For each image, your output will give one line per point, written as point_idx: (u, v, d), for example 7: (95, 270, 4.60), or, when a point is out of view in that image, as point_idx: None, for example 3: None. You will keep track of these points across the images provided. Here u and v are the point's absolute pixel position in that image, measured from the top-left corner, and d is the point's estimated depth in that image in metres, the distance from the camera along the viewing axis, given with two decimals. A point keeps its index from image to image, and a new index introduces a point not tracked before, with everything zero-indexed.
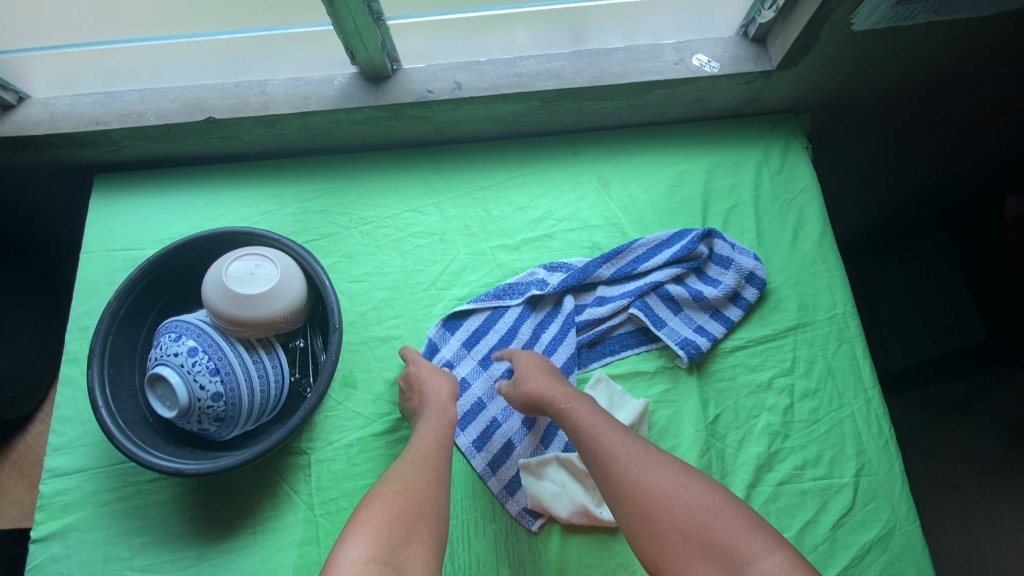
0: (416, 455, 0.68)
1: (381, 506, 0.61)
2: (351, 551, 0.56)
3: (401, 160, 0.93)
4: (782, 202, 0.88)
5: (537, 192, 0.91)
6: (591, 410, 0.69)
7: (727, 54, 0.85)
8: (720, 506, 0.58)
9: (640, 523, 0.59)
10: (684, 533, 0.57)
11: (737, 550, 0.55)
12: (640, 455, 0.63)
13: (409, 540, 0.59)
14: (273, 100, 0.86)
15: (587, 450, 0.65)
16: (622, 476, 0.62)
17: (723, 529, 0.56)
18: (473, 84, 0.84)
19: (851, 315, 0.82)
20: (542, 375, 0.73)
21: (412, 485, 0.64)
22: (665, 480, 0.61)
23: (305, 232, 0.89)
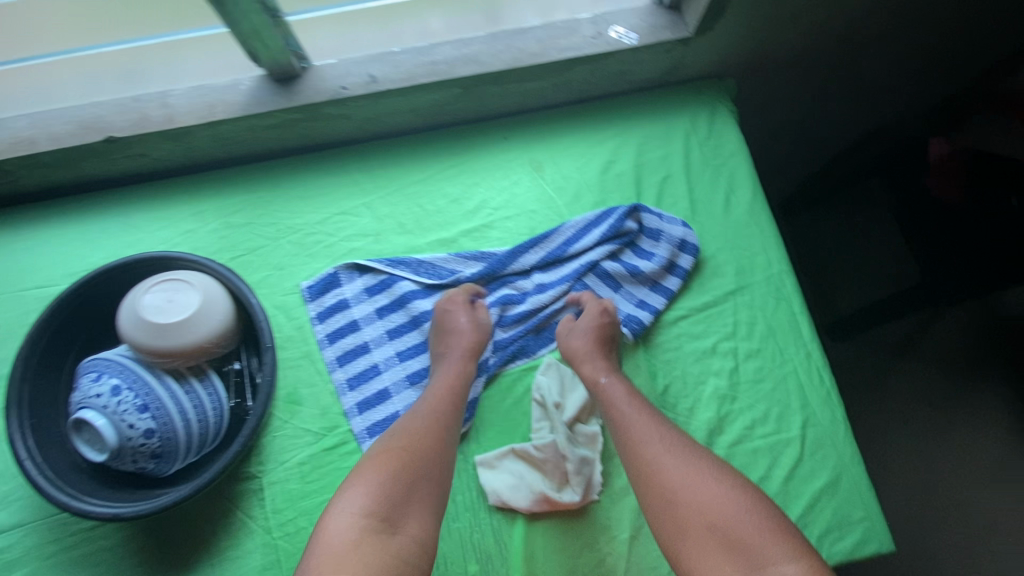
0: (426, 405, 0.70)
1: (388, 460, 0.62)
2: (353, 505, 0.58)
3: (326, 162, 0.89)
4: (712, 168, 0.89)
5: (469, 182, 0.89)
6: (625, 389, 0.72)
7: (644, 23, 0.83)
8: (750, 503, 0.58)
9: (666, 508, 0.60)
10: (710, 523, 0.57)
11: (761, 547, 0.55)
12: (672, 444, 0.64)
13: (412, 496, 0.60)
14: (177, 112, 0.80)
15: (620, 429, 0.68)
16: (651, 460, 0.63)
17: (752, 525, 0.56)
18: (389, 76, 0.81)
19: (787, 273, 0.84)
20: (585, 347, 0.76)
21: (420, 438, 0.65)
22: (695, 470, 0.61)
23: (233, 249, 0.85)
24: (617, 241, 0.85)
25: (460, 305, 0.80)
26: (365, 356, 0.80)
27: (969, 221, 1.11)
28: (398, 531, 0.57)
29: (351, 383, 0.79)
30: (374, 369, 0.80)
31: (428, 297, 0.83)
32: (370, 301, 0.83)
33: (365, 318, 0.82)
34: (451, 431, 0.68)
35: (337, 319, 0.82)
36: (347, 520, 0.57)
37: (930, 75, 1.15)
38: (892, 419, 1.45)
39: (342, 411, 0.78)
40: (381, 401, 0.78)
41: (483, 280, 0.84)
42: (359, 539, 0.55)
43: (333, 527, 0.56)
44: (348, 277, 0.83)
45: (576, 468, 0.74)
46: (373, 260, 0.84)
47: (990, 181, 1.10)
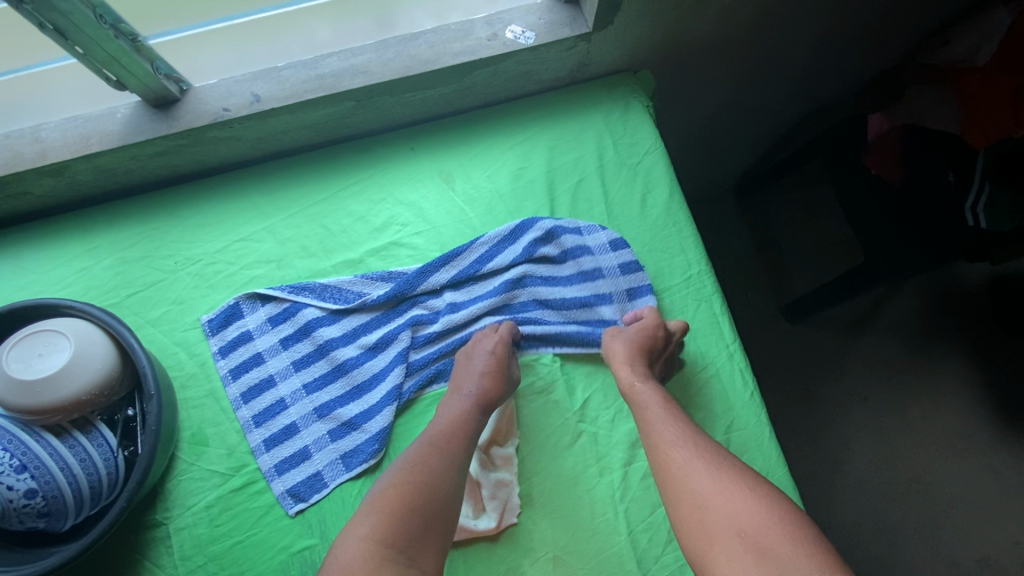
0: (442, 438, 0.68)
1: (402, 493, 0.62)
2: (368, 530, 0.60)
3: (224, 186, 0.85)
4: (627, 168, 0.85)
5: (375, 198, 0.85)
6: (660, 396, 0.70)
7: (541, 20, 0.79)
8: (781, 514, 0.56)
9: (694, 515, 0.59)
10: (740, 531, 0.56)
11: (793, 556, 0.52)
12: (703, 454, 0.62)
13: (426, 532, 0.61)
14: (50, 146, 0.75)
15: (652, 438, 0.66)
16: (680, 469, 0.62)
17: (783, 534, 0.54)
18: (273, 94, 0.76)
19: (706, 273, 0.82)
20: (626, 351, 0.73)
21: (438, 473, 0.65)
22: (726, 480, 0.59)
23: (129, 285, 0.81)
24: (537, 260, 0.81)
25: (501, 338, 0.76)
26: (271, 390, 0.77)
27: (917, 196, 1.07)
28: (412, 565, 0.59)
29: (257, 420, 0.76)
30: (281, 403, 0.77)
31: (335, 323, 0.80)
32: (275, 330, 0.80)
33: (269, 350, 0.79)
34: (464, 468, 0.67)
35: (240, 352, 0.79)
36: (359, 547, 0.59)
37: (861, 50, 1.11)
38: (853, 398, 1.42)
39: (249, 449, 0.75)
40: (290, 435, 0.76)
41: (392, 300, 0.80)
42: (374, 567, 0.57)
43: (347, 552, 0.59)
44: (251, 307, 0.80)
45: (491, 492, 0.71)
46: (274, 289, 0.80)
47: (923, 159, 1.08)
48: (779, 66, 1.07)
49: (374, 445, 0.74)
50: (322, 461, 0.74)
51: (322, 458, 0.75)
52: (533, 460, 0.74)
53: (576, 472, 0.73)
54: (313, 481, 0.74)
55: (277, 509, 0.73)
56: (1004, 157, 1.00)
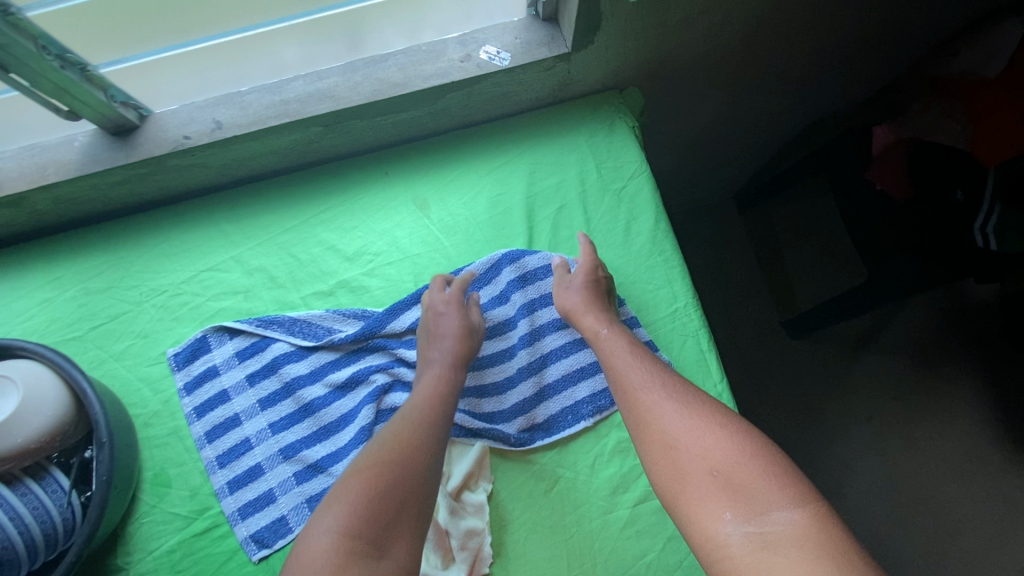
0: (415, 412, 0.65)
1: (370, 474, 0.58)
2: (332, 523, 0.55)
3: (192, 214, 0.82)
4: (611, 194, 0.81)
5: (348, 226, 0.81)
6: (626, 340, 0.68)
7: (517, 39, 0.75)
8: (753, 450, 0.55)
9: (666, 458, 0.57)
10: (712, 470, 0.54)
11: (766, 490, 0.51)
12: (674, 396, 0.61)
13: (400, 513, 0.57)
14: (6, 177, 0.72)
15: (620, 382, 0.64)
16: (651, 412, 0.60)
17: (756, 470, 0.53)
18: (235, 120, 0.73)
19: (694, 306, 0.77)
20: (581, 300, 0.71)
21: (410, 448, 0.61)
22: (698, 420, 0.58)
23: (93, 317, 0.78)
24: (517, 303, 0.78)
25: (450, 297, 0.73)
26: (235, 429, 0.74)
27: (923, 212, 1.01)
28: (384, 556, 0.54)
29: (221, 461, 0.73)
30: (245, 443, 0.74)
31: (302, 360, 0.76)
32: (241, 365, 0.76)
33: (234, 386, 0.76)
34: (441, 436, 0.64)
35: (206, 389, 0.76)
36: (328, 540, 0.54)
37: (863, 59, 1.05)
38: (857, 416, 1.35)
39: (212, 491, 0.72)
40: (255, 477, 0.72)
41: (364, 338, 0.76)
42: (342, 564, 0.52)
43: (313, 547, 0.54)
44: (218, 341, 0.77)
45: (460, 543, 0.67)
46: (241, 322, 0.77)
47: (931, 174, 1.02)
48: (776, 79, 1.01)
49: None
50: (288, 505, 0.71)
51: (288, 501, 0.72)
52: (506, 506, 0.70)
53: (552, 521, 0.69)
54: (277, 526, 0.70)
55: (240, 555, 0.70)
56: (1015, 177, 0.93)
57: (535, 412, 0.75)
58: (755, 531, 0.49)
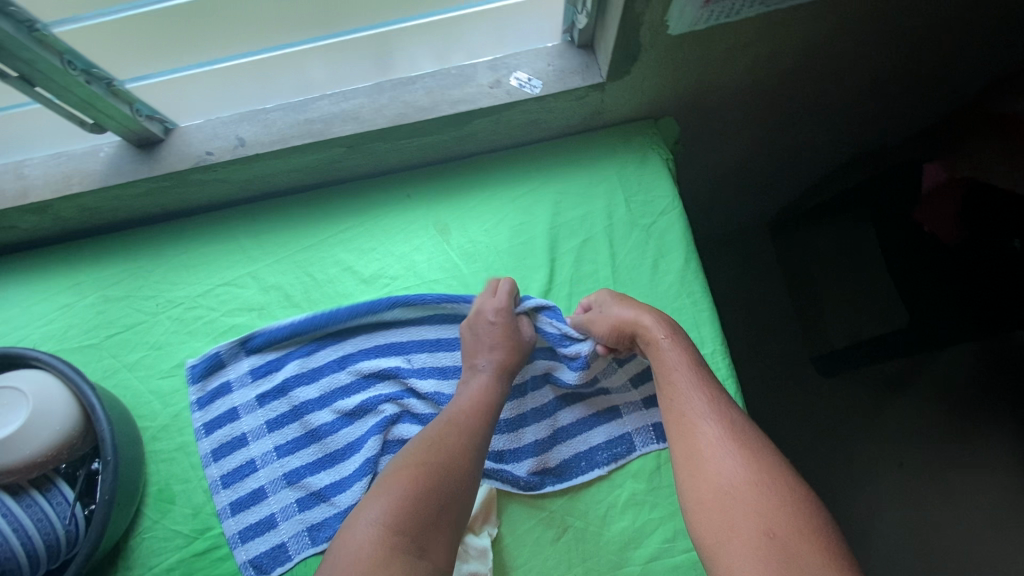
0: (460, 415, 0.64)
1: (417, 471, 0.58)
2: (376, 515, 0.55)
3: (211, 226, 0.82)
4: (639, 228, 0.77)
5: (366, 247, 0.80)
6: (684, 357, 0.64)
7: (550, 66, 0.72)
8: (814, 521, 0.51)
9: (717, 502, 0.54)
10: (765, 531, 0.51)
11: (822, 568, 0.47)
12: (736, 438, 0.57)
13: (441, 516, 0.56)
14: (32, 184, 0.73)
15: (678, 408, 0.61)
16: (708, 448, 0.57)
17: (815, 546, 0.49)
18: (258, 138, 0.72)
19: (722, 354, 0.72)
20: (635, 312, 0.67)
21: (455, 450, 0.60)
22: (758, 470, 0.55)
23: (109, 325, 0.78)
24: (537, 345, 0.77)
25: (500, 305, 0.71)
26: (240, 450, 0.73)
27: (977, 257, 0.94)
28: (423, 556, 0.53)
29: (225, 481, 0.71)
30: (249, 465, 0.72)
31: (313, 383, 0.75)
32: (255, 383, 0.76)
33: (243, 405, 0.75)
34: (484, 444, 0.63)
35: (217, 406, 0.74)
36: (371, 531, 0.53)
37: (918, 92, 0.99)
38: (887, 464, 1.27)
39: (215, 511, 0.71)
40: (257, 501, 0.71)
41: (393, 311, 0.75)
42: (386, 555, 0.52)
43: (357, 535, 0.54)
44: (233, 356, 0.76)
45: None
46: (257, 340, 0.76)
47: (992, 220, 0.93)
48: (820, 111, 0.96)
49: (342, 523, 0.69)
50: (288, 532, 0.70)
51: (288, 528, 0.70)
52: (511, 552, 0.68)
53: (558, 571, 0.66)
54: (277, 553, 0.69)
55: None
56: None
57: (547, 455, 0.72)
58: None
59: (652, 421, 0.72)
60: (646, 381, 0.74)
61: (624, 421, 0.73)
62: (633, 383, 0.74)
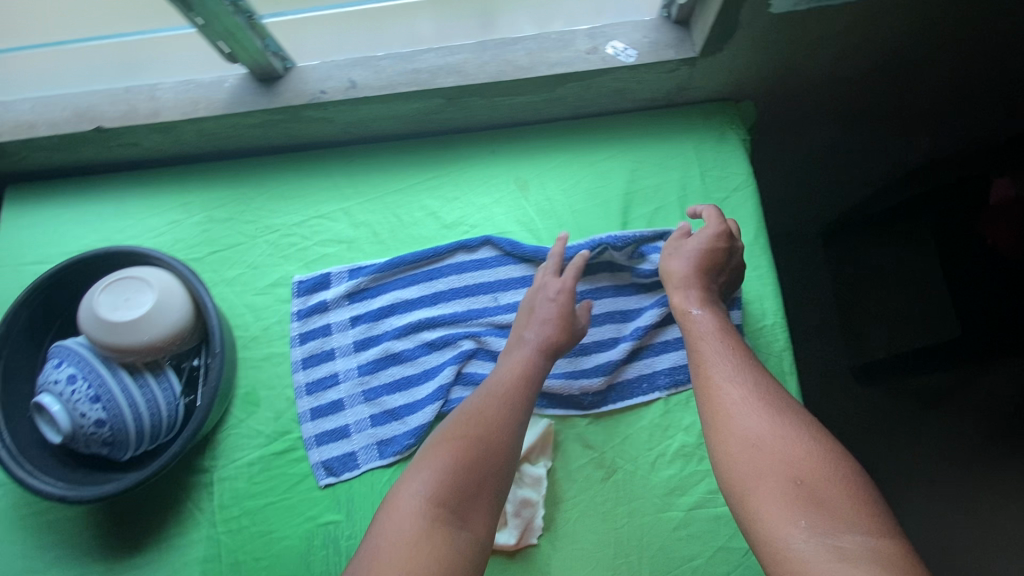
0: (504, 393, 0.67)
1: (460, 447, 0.62)
2: (419, 489, 0.59)
3: (308, 163, 0.88)
4: (713, 201, 0.81)
5: (450, 196, 0.86)
6: (716, 324, 0.68)
7: (646, 38, 0.76)
8: (841, 467, 0.54)
9: (744, 454, 0.57)
10: (794, 478, 0.54)
11: (849, 509, 0.51)
12: (762, 397, 0.60)
13: (481, 491, 0.60)
14: (163, 106, 0.80)
15: (705, 371, 0.63)
16: (733, 407, 0.60)
17: (840, 489, 0.53)
18: (369, 82, 0.78)
19: (781, 327, 0.77)
20: (684, 273, 0.72)
21: (496, 430, 0.64)
22: (786, 423, 0.57)
23: (212, 243, 0.86)
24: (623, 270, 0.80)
25: (567, 286, 0.73)
26: (327, 365, 0.80)
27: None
28: (463, 527, 0.58)
29: (309, 388, 0.80)
30: (332, 378, 0.80)
31: (405, 314, 0.82)
32: (348, 306, 0.83)
33: (333, 325, 0.82)
34: (522, 421, 0.66)
35: (315, 321, 0.82)
36: (415, 505, 0.58)
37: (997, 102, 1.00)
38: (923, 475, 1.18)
39: (295, 416, 0.79)
40: (335, 411, 0.79)
41: (482, 250, 0.83)
42: (428, 527, 0.56)
43: (401, 507, 0.58)
44: (338, 280, 0.83)
45: (515, 510, 0.71)
46: (358, 269, 0.83)
47: None
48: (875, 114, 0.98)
49: (410, 440, 0.76)
50: (359, 443, 0.77)
51: (360, 439, 0.77)
52: (562, 484, 0.73)
53: (605, 507, 0.72)
54: (347, 459, 0.77)
55: (310, 480, 0.77)
56: None
57: (616, 374, 0.76)
58: (830, 544, 0.49)
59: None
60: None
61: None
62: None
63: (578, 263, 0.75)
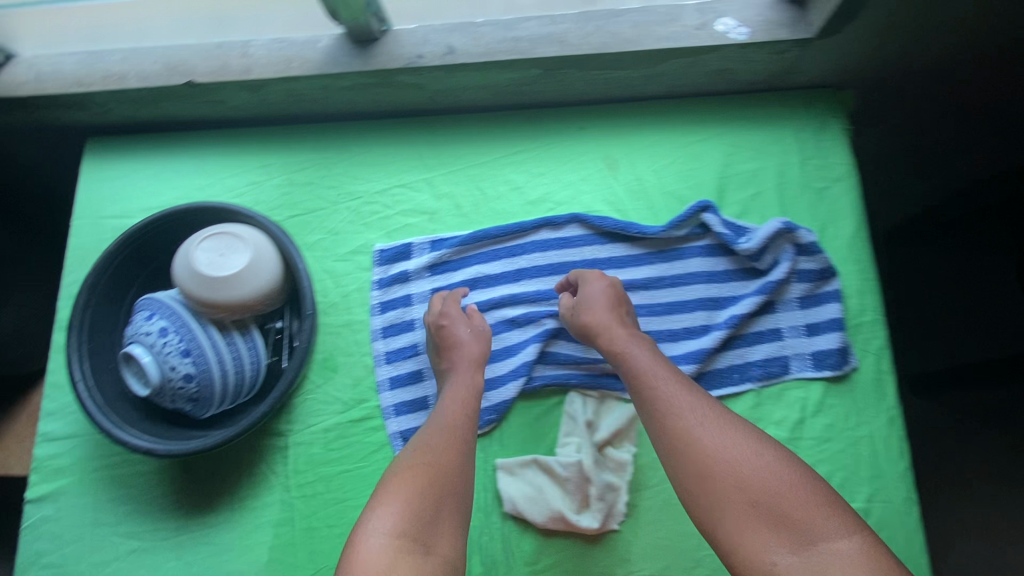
0: (448, 418, 0.66)
1: (406, 478, 0.60)
2: (381, 525, 0.56)
3: (391, 130, 0.87)
4: (812, 190, 0.79)
5: (536, 171, 0.84)
6: (648, 354, 0.67)
7: (758, 17, 0.74)
8: (794, 477, 0.55)
9: (702, 489, 0.56)
10: (752, 501, 0.54)
11: (809, 521, 0.52)
12: (704, 424, 0.59)
13: (441, 513, 0.59)
14: (255, 63, 0.79)
15: (648, 410, 0.62)
16: (682, 442, 0.59)
17: (797, 500, 0.54)
18: (467, 49, 0.76)
19: (880, 324, 0.74)
20: (602, 310, 0.71)
21: (447, 455, 0.63)
22: (735, 446, 0.57)
23: (292, 207, 0.85)
24: (716, 256, 0.77)
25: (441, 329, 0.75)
26: (408, 335, 0.80)
27: None
28: (430, 551, 0.56)
29: (389, 357, 0.79)
30: (413, 349, 0.79)
31: (487, 289, 0.81)
32: (430, 278, 0.82)
33: (415, 296, 0.81)
34: (468, 448, 0.65)
35: (396, 291, 0.81)
36: (379, 542, 0.55)
37: None
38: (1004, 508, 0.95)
39: (374, 385, 0.78)
40: (415, 382, 0.78)
41: (568, 227, 0.81)
42: (393, 561, 0.54)
43: (363, 549, 0.55)
44: (419, 251, 0.82)
45: (599, 493, 0.70)
46: (441, 241, 0.82)
47: None
48: (945, 82, 0.83)
49: (492, 416, 0.75)
50: None
51: None
52: (647, 471, 0.71)
53: None
54: None
55: (387, 450, 0.76)
56: None
57: (708, 362, 0.74)
58: (804, 562, 0.51)
59: (811, 348, 0.73)
60: (811, 308, 0.74)
61: (784, 343, 0.74)
62: (799, 307, 0.75)
63: (438, 297, 0.78)
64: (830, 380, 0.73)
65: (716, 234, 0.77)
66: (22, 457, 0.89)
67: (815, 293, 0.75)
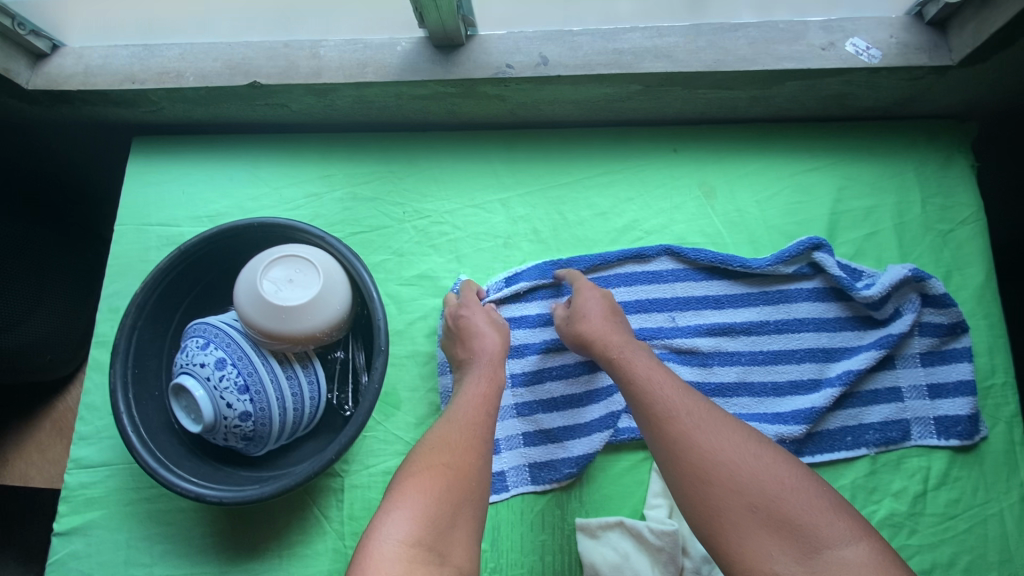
0: (459, 414, 0.59)
1: (402, 478, 0.54)
2: (396, 531, 0.50)
3: (464, 144, 0.79)
4: (934, 233, 0.71)
5: (623, 196, 0.76)
6: (646, 358, 0.61)
7: (892, 39, 0.66)
8: (796, 481, 0.51)
9: (698, 496, 0.52)
10: (751, 507, 0.50)
11: (814, 529, 0.48)
12: (697, 426, 0.54)
13: (457, 518, 0.53)
14: (326, 65, 0.72)
15: (640, 414, 0.57)
16: (675, 447, 0.54)
17: (801, 506, 0.49)
18: (563, 59, 0.69)
19: (1011, 387, 0.66)
20: (594, 312, 0.66)
21: (461, 453, 0.56)
22: (731, 449, 0.52)
23: (354, 223, 0.78)
24: (827, 302, 0.70)
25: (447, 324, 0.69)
26: None
27: None
28: (446, 561, 0.50)
29: None
30: None
31: None
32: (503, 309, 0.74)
33: None
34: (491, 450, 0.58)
35: None
36: (394, 550, 0.49)
37: None
38: None
39: None
40: None
41: (659, 260, 0.73)
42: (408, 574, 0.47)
43: (377, 555, 0.48)
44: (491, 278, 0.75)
45: (695, 566, 0.63)
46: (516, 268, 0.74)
47: None
48: None
49: (572, 468, 0.67)
50: (509, 463, 0.68)
51: (509, 459, 0.69)
52: None
53: None
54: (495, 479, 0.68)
55: None
56: None
57: (819, 422, 0.66)
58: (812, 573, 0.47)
59: (936, 413, 0.65)
60: (936, 367, 0.67)
61: (905, 406, 0.66)
62: (921, 365, 0.67)
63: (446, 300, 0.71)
64: (956, 449, 0.65)
65: (831, 276, 0.69)
66: (51, 472, 0.85)
67: (940, 350, 0.67)
